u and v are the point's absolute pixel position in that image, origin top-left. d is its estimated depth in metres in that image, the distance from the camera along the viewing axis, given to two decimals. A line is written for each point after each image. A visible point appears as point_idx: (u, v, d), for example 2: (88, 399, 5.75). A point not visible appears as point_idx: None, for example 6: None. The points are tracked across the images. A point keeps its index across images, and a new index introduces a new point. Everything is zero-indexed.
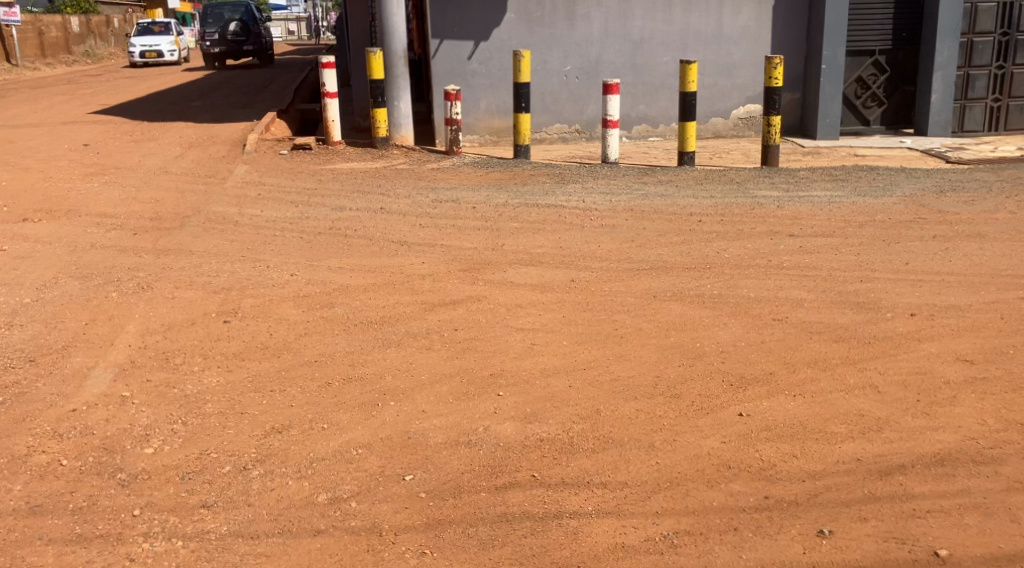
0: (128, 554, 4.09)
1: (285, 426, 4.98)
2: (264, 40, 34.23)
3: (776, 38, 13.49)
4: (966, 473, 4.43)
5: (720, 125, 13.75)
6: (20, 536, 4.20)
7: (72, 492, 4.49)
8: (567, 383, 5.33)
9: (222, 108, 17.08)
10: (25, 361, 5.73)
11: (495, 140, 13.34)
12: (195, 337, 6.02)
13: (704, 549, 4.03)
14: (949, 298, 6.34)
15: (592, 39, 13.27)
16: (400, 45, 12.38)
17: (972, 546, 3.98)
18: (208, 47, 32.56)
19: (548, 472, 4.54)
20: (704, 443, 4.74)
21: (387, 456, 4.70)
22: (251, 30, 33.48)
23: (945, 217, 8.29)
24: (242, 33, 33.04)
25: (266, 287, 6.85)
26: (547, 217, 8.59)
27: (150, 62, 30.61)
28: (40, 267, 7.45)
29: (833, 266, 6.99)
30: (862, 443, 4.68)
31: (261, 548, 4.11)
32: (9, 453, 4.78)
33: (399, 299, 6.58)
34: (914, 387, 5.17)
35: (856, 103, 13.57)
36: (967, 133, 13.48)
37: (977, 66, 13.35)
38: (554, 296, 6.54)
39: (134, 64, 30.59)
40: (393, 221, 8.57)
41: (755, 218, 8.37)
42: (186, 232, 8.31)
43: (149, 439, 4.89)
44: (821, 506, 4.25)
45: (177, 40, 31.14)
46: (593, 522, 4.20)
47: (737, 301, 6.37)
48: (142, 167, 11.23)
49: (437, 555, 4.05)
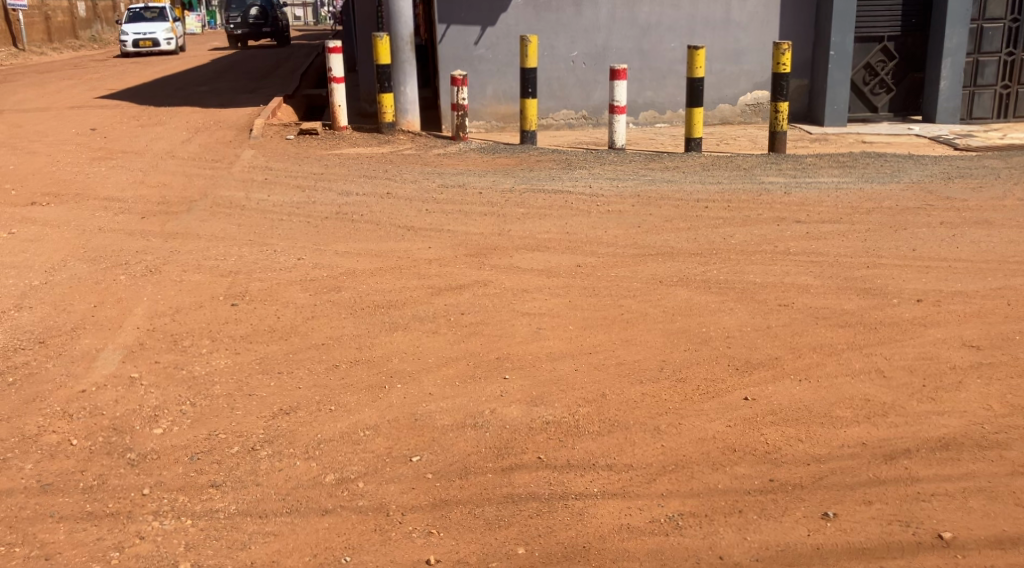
0: (138, 532, 4.12)
1: (293, 408, 5.01)
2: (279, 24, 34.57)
3: (784, 24, 13.44)
4: (970, 457, 4.44)
5: (727, 111, 13.75)
6: (32, 514, 4.24)
7: (83, 471, 4.53)
8: (573, 366, 5.36)
9: (229, 93, 17.10)
10: (35, 343, 5.77)
11: (501, 126, 13.37)
12: (203, 319, 6.05)
13: (709, 531, 4.05)
14: (956, 285, 6.33)
15: (600, 24, 13.23)
16: (406, 30, 12.35)
17: (975, 529, 4.00)
18: (231, 28, 33.02)
19: (554, 454, 4.57)
20: (709, 426, 4.75)
21: (395, 437, 4.73)
22: (270, 15, 34.04)
23: (953, 204, 8.28)
24: (261, 17, 33.59)
25: (274, 270, 6.88)
26: (553, 202, 8.61)
27: (143, 51, 29.32)
28: (48, 249, 7.49)
29: (840, 252, 7.00)
30: (868, 427, 4.69)
31: (269, 527, 4.15)
32: (19, 433, 4.82)
33: (406, 283, 6.60)
34: (920, 371, 5.19)
35: (864, 90, 13.52)
36: (975, 120, 13.46)
37: (987, 53, 13.31)
38: (560, 281, 6.56)
39: (126, 54, 29.27)
40: (400, 206, 8.59)
41: (762, 205, 8.36)
42: (194, 216, 8.33)
43: (158, 420, 4.93)
44: (826, 489, 4.27)
45: (173, 29, 30.22)
46: (599, 503, 4.23)
47: (743, 286, 6.38)
48: (149, 152, 11.26)
49: (443, 535, 4.08)
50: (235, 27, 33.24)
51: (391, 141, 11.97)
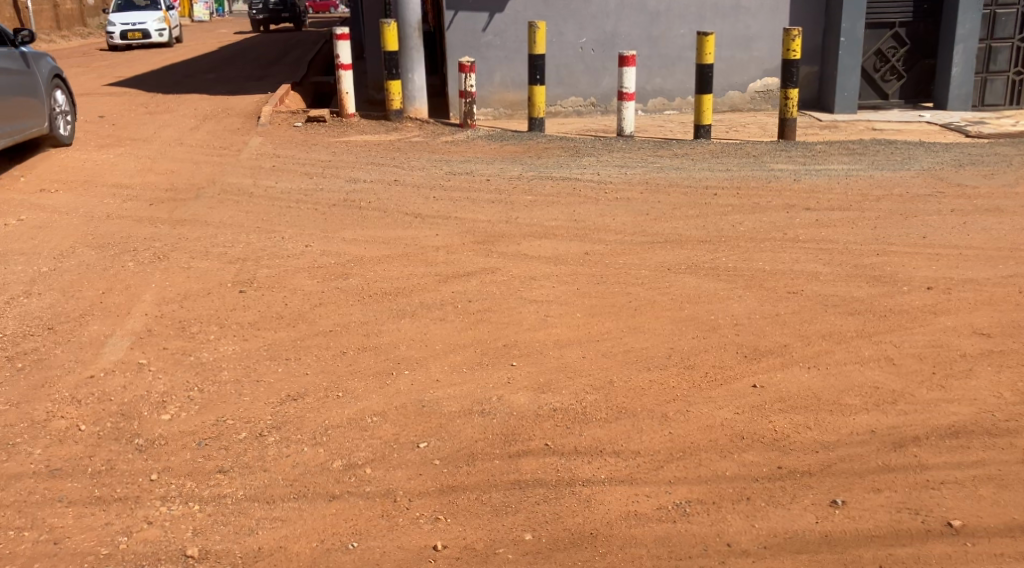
0: (146, 517, 4.13)
1: (300, 394, 5.01)
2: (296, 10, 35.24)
3: (794, 10, 13.33)
4: (981, 445, 4.42)
5: (736, 99, 13.69)
6: (41, 498, 4.24)
7: (91, 456, 4.53)
8: (580, 353, 5.34)
9: (238, 80, 17.09)
10: (45, 329, 5.77)
11: (509, 113, 13.34)
12: (210, 306, 6.04)
13: (717, 518, 4.04)
14: (966, 272, 6.29)
15: (609, 11, 13.16)
16: (414, 16, 12.28)
17: (985, 516, 3.99)
18: (254, 13, 34.09)
19: (561, 441, 4.56)
20: (718, 414, 4.74)
21: (402, 424, 4.72)
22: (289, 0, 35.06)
23: (964, 191, 8.22)
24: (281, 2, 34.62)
25: (281, 258, 6.86)
26: (561, 189, 8.57)
27: (134, 44, 26.02)
28: (57, 236, 7.48)
29: (850, 240, 6.96)
30: (877, 415, 4.67)
31: (277, 513, 4.15)
32: (29, 419, 4.82)
33: (413, 271, 6.58)
34: (930, 359, 5.16)
35: (875, 77, 13.48)
36: (988, 107, 13.39)
37: (999, 39, 13.25)
38: (568, 269, 6.52)
39: (113, 48, 25.94)
40: (408, 193, 8.57)
41: (771, 192, 8.33)
42: (202, 204, 8.31)
43: (166, 406, 4.93)
44: (835, 477, 4.26)
45: (167, 18, 26.67)
46: (605, 490, 4.22)
47: (753, 274, 6.34)
48: (158, 138, 11.25)
49: (450, 521, 4.08)
50: (257, 12, 34.24)
51: (399, 129, 11.94)
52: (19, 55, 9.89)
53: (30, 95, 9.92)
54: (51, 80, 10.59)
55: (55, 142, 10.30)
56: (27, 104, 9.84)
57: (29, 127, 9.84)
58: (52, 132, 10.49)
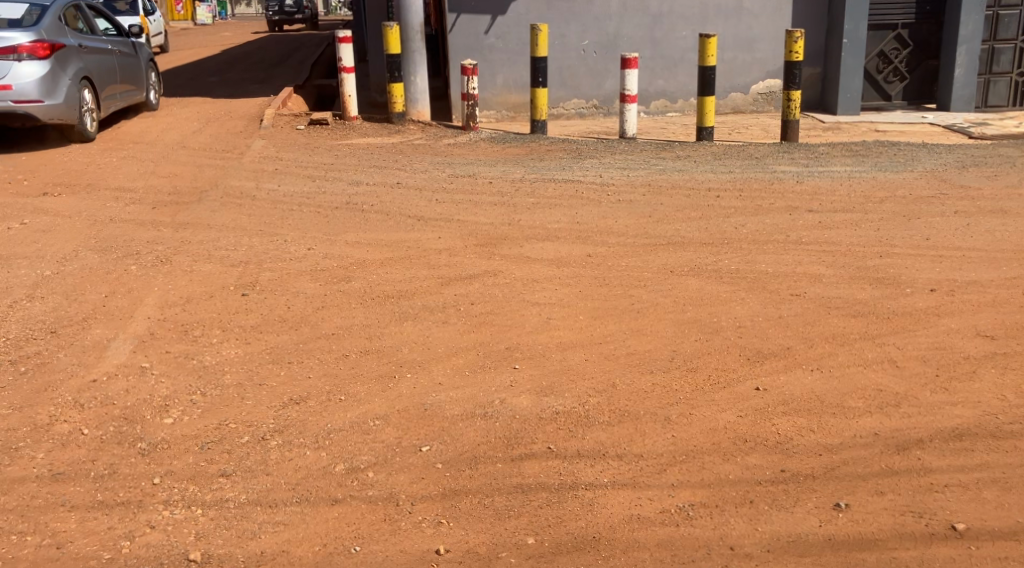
0: (149, 521, 4.13)
1: (303, 397, 5.01)
2: (306, 13, 36.26)
3: (797, 12, 13.32)
4: (985, 448, 4.41)
5: (739, 100, 13.69)
6: (44, 503, 4.24)
7: (94, 460, 4.53)
8: (583, 356, 5.33)
9: (241, 83, 17.12)
10: (48, 333, 5.77)
11: (512, 115, 13.35)
12: (213, 310, 6.04)
13: (720, 521, 4.03)
14: (970, 274, 6.29)
15: (611, 13, 13.15)
16: (416, 19, 12.28)
17: (989, 520, 3.97)
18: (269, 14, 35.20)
19: (564, 444, 4.55)
20: (721, 417, 4.73)
21: (404, 427, 4.72)
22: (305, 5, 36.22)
23: (968, 193, 8.21)
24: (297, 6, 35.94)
25: (284, 261, 6.87)
26: (563, 191, 8.58)
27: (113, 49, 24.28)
28: (59, 240, 7.48)
29: (853, 242, 6.95)
30: (881, 418, 4.66)
31: (279, 517, 4.15)
32: (32, 423, 4.82)
33: (416, 274, 6.57)
34: (933, 361, 5.15)
35: (878, 78, 13.47)
36: (991, 108, 13.37)
37: (1002, 40, 13.24)
38: (571, 271, 6.53)
39: None
40: (410, 196, 8.57)
41: (774, 194, 8.32)
42: (204, 207, 8.32)
43: (169, 409, 4.93)
44: (839, 480, 4.24)
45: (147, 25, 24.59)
46: (608, 493, 4.22)
47: (755, 275, 6.35)
48: (160, 142, 11.27)
49: (453, 525, 4.07)
50: (273, 14, 35.22)
51: (401, 131, 11.94)
52: (133, 42, 13.04)
53: (139, 71, 13.05)
54: (149, 62, 13.73)
55: (156, 108, 13.31)
56: (139, 78, 12.98)
57: (137, 94, 12.91)
58: (151, 102, 13.55)
